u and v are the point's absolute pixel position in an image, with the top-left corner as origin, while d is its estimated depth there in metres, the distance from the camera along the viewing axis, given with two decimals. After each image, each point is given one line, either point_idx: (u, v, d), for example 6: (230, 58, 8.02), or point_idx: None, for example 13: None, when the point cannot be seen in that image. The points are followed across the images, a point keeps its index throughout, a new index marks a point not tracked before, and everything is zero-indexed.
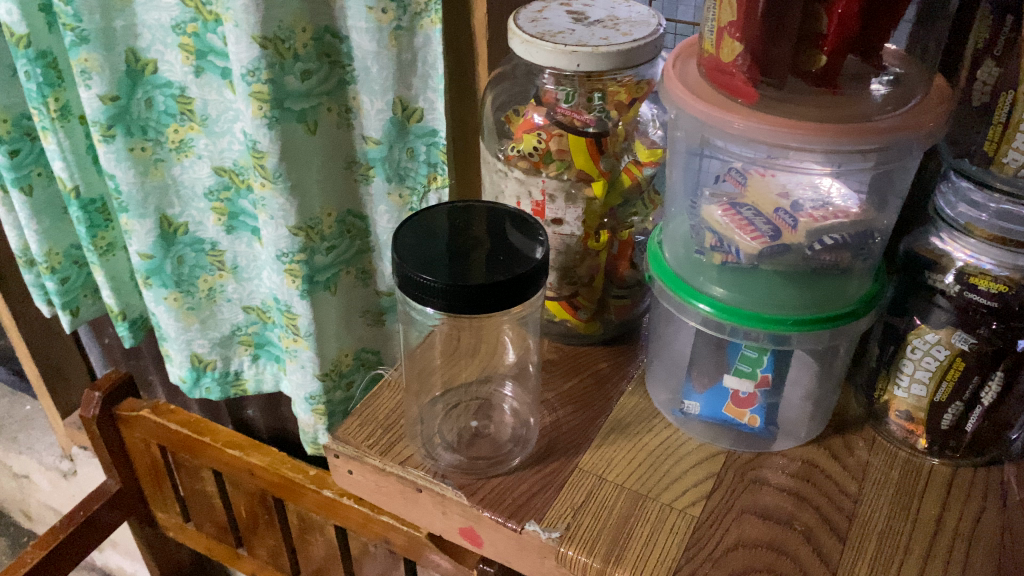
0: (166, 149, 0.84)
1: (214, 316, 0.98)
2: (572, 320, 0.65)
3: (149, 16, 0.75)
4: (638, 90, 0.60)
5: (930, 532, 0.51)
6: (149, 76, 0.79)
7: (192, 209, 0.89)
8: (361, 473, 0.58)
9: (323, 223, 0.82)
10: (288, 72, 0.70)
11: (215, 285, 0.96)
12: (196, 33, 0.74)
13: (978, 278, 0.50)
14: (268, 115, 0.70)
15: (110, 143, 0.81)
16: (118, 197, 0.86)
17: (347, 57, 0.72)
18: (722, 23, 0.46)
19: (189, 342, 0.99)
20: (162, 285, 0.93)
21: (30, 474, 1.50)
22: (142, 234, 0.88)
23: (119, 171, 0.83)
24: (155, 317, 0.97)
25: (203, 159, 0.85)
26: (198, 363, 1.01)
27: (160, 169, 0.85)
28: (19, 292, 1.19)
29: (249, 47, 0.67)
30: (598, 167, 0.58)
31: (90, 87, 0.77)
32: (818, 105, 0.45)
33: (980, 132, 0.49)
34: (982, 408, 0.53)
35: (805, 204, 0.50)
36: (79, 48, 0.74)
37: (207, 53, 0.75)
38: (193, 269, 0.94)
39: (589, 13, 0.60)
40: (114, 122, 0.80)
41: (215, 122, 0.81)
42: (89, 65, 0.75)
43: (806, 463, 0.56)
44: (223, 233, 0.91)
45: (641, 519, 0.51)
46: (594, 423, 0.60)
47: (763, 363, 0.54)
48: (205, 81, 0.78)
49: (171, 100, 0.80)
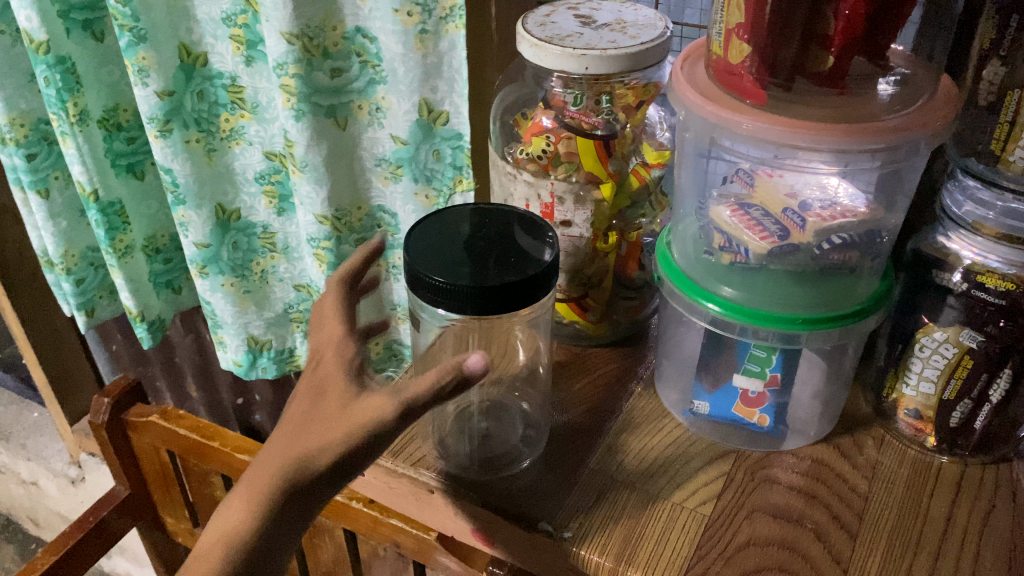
0: (217, 139, 0.90)
1: (268, 296, 1.03)
2: (581, 321, 0.66)
3: (203, 11, 0.81)
4: (645, 93, 0.61)
5: (941, 530, 0.51)
6: (201, 68, 0.85)
7: (244, 194, 0.95)
8: (373, 474, 0.59)
9: (352, 216, 0.87)
10: (317, 69, 0.75)
11: (267, 267, 1.01)
12: (246, 24, 0.80)
13: (985, 276, 0.51)
14: (297, 108, 0.75)
15: (167, 138, 0.85)
16: (175, 190, 0.90)
17: (374, 57, 0.76)
18: (730, 25, 0.47)
19: (246, 325, 1.03)
20: (219, 272, 0.97)
21: (39, 481, 1.51)
22: (198, 225, 0.93)
23: (176, 164, 0.88)
24: (210, 307, 1.01)
25: (254, 145, 0.90)
26: (254, 345, 1.05)
27: (214, 159, 0.91)
28: (29, 298, 1.20)
29: (278, 42, 0.71)
30: (607, 170, 0.59)
31: (147, 85, 0.81)
32: (827, 105, 0.46)
33: (987, 130, 0.49)
34: (991, 406, 0.53)
35: (813, 204, 0.50)
36: (136, 48, 0.78)
37: (256, 43, 0.81)
38: (248, 253, 0.99)
39: (597, 17, 0.61)
40: (172, 117, 0.85)
41: (265, 109, 0.86)
42: (146, 63, 0.80)
43: (815, 461, 0.57)
44: (274, 216, 0.96)
45: (652, 520, 0.52)
46: (605, 423, 0.60)
47: (772, 362, 0.54)
48: (255, 70, 0.83)
49: (222, 91, 0.87)
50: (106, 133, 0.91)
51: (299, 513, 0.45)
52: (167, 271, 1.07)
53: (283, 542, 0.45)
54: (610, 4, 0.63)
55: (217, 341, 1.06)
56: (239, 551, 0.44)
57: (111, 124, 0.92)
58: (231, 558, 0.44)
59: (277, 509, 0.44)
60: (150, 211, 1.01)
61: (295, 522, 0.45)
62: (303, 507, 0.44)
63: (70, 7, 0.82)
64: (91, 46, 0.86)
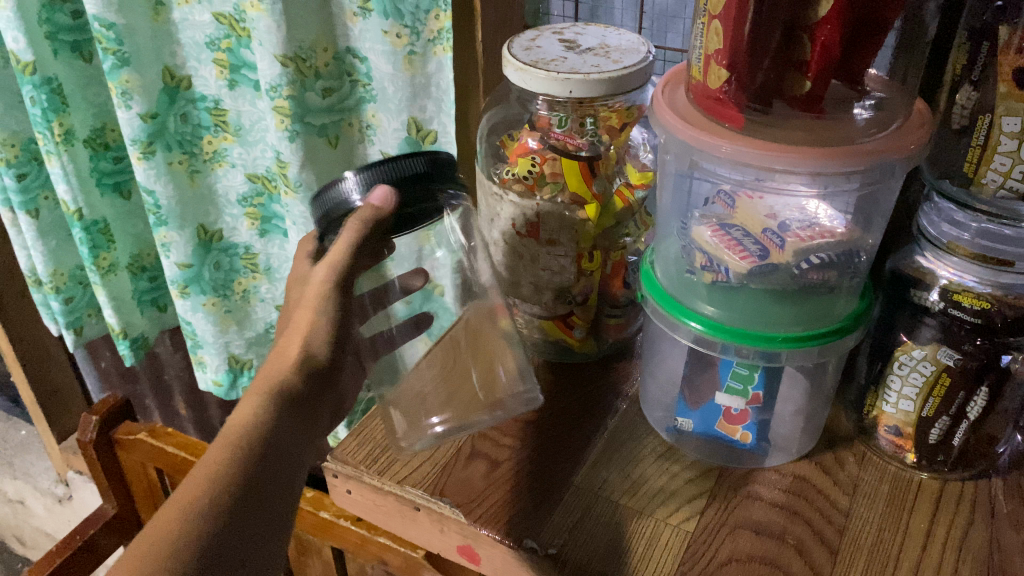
0: (200, 161, 0.91)
1: (249, 316, 1.04)
2: (568, 338, 0.66)
3: (186, 35, 0.82)
4: (628, 115, 0.62)
5: (920, 545, 0.52)
6: (185, 90, 0.86)
7: (227, 216, 0.96)
8: (359, 492, 0.59)
9: None
10: (309, 89, 0.77)
11: (249, 287, 1.01)
12: (229, 48, 0.81)
13: (961, 295, 0.52)
14: (290, 129, 0.77)
15: (150, 161, 0.86)
16: (157, 212, 0.91)
17: (363, 76, 0.77)
18: (709, 52, 0.48)
19: (227, 345, 1.03)
20: (201, 292, 0.98)
21: (24, 500, 1.51)
22: (180, 245, 0.94)
23: (159, 186, 0.88)
24: (191, 327, 1.01)
25: (236, 167, 0.91)
26: (235, 364, 1.05)
27: (197, 180, 0.92)
28: (17, 317, 1.21)
29: (272, 65, 0.73)
30: (592, 190, 0.60)
31: (130, 108, 0.82)
32: (803, 128, 0.47)
33: (960, 153, 0.50)
34: (968, 422, 0.54)
35: (792, 224, 0.51)
36: (119, 71, 0.79)
37: (240, 67, 0.82)
38: (229, 272, 1.00)
39: (581, 41, 0.62)
40: (154, 140, 0.85)
41: (248, 131, 0.87)
42: (129, 86, 0.80)
43: (797, 478, 0.57)
44: (256, 237, 0.97)
45: (637, 536, 0.53)
46: (589, 441, 0.61)
47: (755, 380, 0.55)
48: (238, 93, 0.84)
49: (205, 113, 0.87)
50: (93, 153, 0.92)
51: (300, 417, 0.49)
52: (153, 289, 1.08)
53: (291, 442, 0.48)
54: (594, 28, 0.64)
55: (197, 361, 1.06)
56: (253, 435, 0.46)
57: (98, 143, 0.92)
58: (253, 440, 0.46)
59: (283, 408, 0.48)
60: (136, 230, 1.02)
61: (297, 430, 0.49)
62: (303, 415, 0.50)
63: (58, 29, 0.83)
64: (79, 66, 0.87)
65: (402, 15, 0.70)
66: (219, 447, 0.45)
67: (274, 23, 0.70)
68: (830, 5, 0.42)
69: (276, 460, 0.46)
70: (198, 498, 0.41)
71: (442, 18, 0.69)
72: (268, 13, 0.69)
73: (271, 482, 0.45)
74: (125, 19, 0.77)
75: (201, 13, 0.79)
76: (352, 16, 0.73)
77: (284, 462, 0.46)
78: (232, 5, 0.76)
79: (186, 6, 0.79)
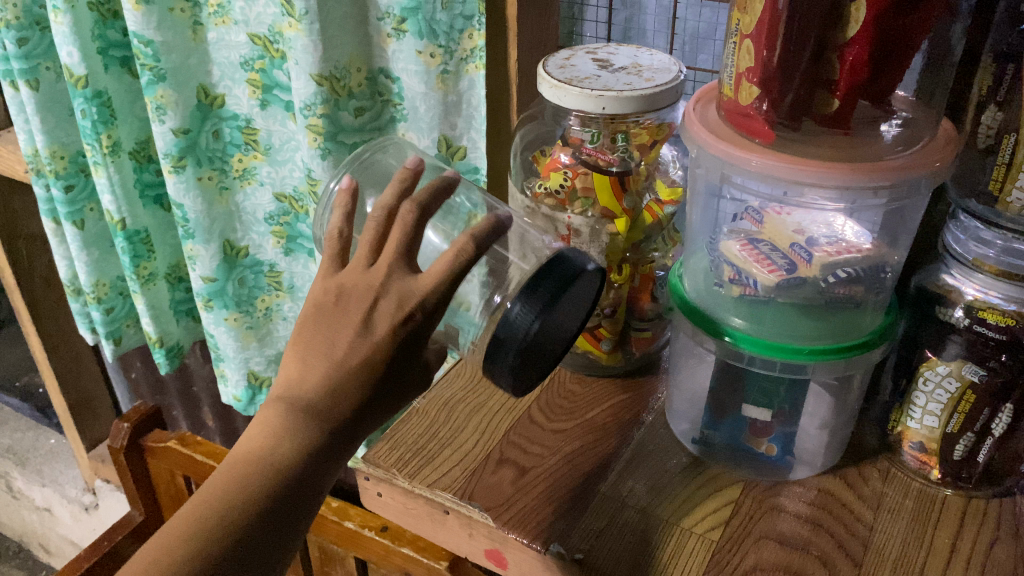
0: (231, 177, 0.93)
1: (271, 334, 1.06)
2: (596, 351, 0.68)
3: (222, 55, 0.85)
4: (660, 133, 0.64)
5: (945, 561, 0.52)
6: (217, 109, 0.89)
7: (252, 233, 0.98)
8: (390, 495, 0.61)
9: (352, 79, 0.78)
10: (343, 108, 0.79)
11: (272, 305, 1.04)
12: (263, 69, 0.83)
13: (986, 311, 0.52)
14: (322, 147, 0.79)
15: (180, 174, 0.89)
16: (185, 224, 0.94)
17: (396, 96, 0.80)
18: (741, 69, 0.50)
19: (247, 360, 1.06)
20: (223, 307, 1.01)
21: (52, 507, 1.55)
22: (206, 259, 0.96)
23: (187, 200, 0.92)
24: (214, 339, 1.04)
25: (265, 186, 0.93)
26: (254, 380, 1.08)
27: (225, 197, 0.94)
28: (51, 324, 1.24)
29: (307, 84, 0.75)
30: (621, 205, 0.61)
31: (163, 122, 0.85)
32: (830, 145, 0.48)
33: (985, 171, 0.51)
34: (993, 439, 0.55)
35: (819, 240, 0.53)
36: (155, 86, 0.83)
37: (273, 88, 0.84)
38: (252, 289, 1.02)
39: (614, 61, 0.64)
40: (185, 154, 0.89)
41: (277, 151, 0.90)
42: (164, 101, 0.84)
43: (822, 491, 0.58)
44: (281, 255, 0.99)
45: (661, 543, 0.53)
46: (616, 450, 0.62)
47: (778, 395, 0.57)
48: (269, 113, 0.86)
49: (237, 132, 0.90)
50: (137, 164, 0.95)
51: (338, 446, 0.49)
52: (189, 299, 1.11)
53: (314, 473, 0.49)
54: (627, 48, 0.66)
55: (220, 374, 1.09)
56: (260, 469, 0.47)
57: (142, 155, 0.96)
58: (262, 480, 0.47)
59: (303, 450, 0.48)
60: (175, 241, 1.05)
61: (335, 452, 0.49)
62: (336, 446, 0.49)
63: (109, 44, 0.87)
64: (127, 81, 0.91)
65: (437, 35, 0.72)
66: (224, 480, 0.47)
67: (311, 43, 0.72)
68: (859, 26, 0.43)
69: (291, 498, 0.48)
70: (188, 555, 0.45)
71: (476, 37, 0.71)
72: (305, 33, 0.72)
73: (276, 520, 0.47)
74: (163, 36, 0.81)
75: (237, 34, 0.82)
76: (386, 37, 0.76)
77: (298, 500, 0.48)
78: (267, 27, 0.79)
79: (222, 26, 0.82)
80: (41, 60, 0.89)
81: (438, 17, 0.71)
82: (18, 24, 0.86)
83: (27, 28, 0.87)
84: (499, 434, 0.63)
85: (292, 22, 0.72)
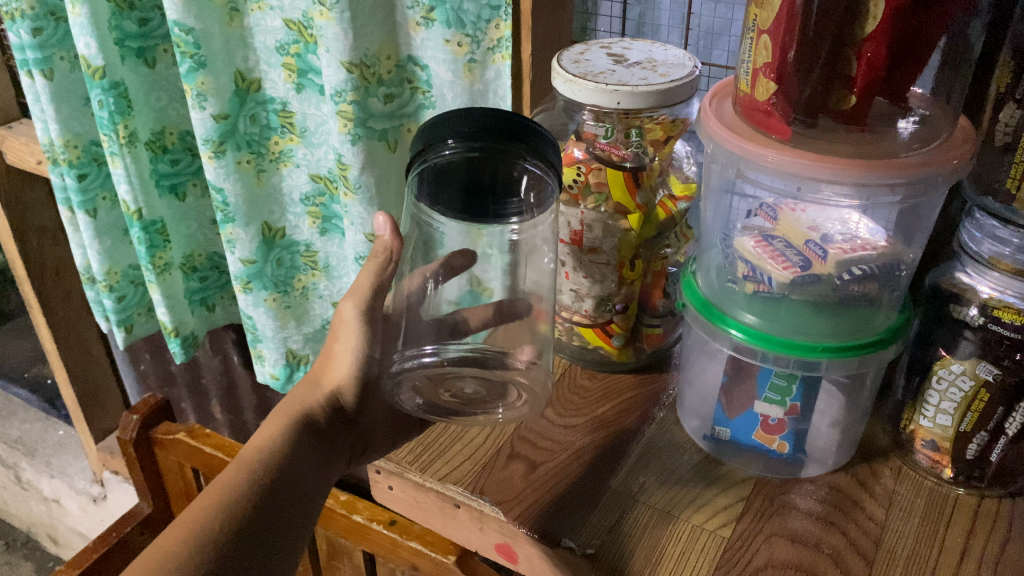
0: (267, 161, 0.94)
1: (307, 312, 1.06)
2: (607, 346, 0.68)
3: (258, 40, 0.85)
4: (672, 128, 0.63)
5: (957, 560, 0.52)
6: (254, 93, 0.89)
7: (290, 214, 0.98)
8: (400, 488, 0.61)
9: (380, 65, 0.78)
10: (373, 95, 0.79)
11: (308, 284, 1.04)
12: (298, 53, 0.84)
13: (1001, 310, 0.52)
14: (353, 132, 0.80)
15: (220, 159, 0.89)
16: (225, 209, 0.94)
17: (424, 84, 0.80)
18: (757, 65, 0.49)
19: (285, 339, 1.06)
20: (263, 287, 1.01)
21: (60, 498, 1.56)
22: (246, 242, 0.97)
23: (227, 184, 0.91)
24: (251, 321, 1.04)
25: (301, 167, 0.94)
26: (292, 359, 1.08)
27: (263, 180, 0.95)
28: (62, 315, 1.25)
29: (337, 71, 0.76)
30: (634, 201, 0.62)
31: (204, 108, 0.85)
32: (847, 142, 0.48)
33: (1004, 170, 0.51)
34: (1007, 438, 0.54)
35: (834, 237, 0.52)
36: (195, 73, 0.83)
37: (307, 72, 0.85)
38: (290, 270, 1.02)
39: (629, 56, 0.64)
40: (225, 139, 0.88)
41: (313, 133, 0.90)
42: (205, 88, 0.84)
43: (833, 489, 0.58)
44: (317, 235, 1.00)
45: (673, 538, 0.53)
46: (629, 446, 0.62)
47: (792, 392, 0.56)
48: (305, 97, 0.87)
49: (274, 115, 0.90)
50: (152, 155, 0.95)
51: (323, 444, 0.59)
52: (202, 290, 1.11)
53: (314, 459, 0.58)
54: (642, 43, 0.66)
55: (256, 354, 1.09)
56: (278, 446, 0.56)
57: (157, 146, 0.96)
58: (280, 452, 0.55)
59: (272, 469, 0.54)
60: (188, 232, 1.05)
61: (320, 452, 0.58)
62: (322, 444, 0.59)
63: (126, 36, 0.87)
64: (143, 72, 0.90)
65: (463, 24, 0.73)
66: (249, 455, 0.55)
67: (340, 32, 0.73)
68: (877, 22, 0.43)
69: (267, 527, 0.52)
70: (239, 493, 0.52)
71: (502, 27, 0.72)
72: (336, 21, 0.72)
73: (254, 551, 0.51)
74: (202, 24, 0.81)
75: (272, 19, 0.82)
76: (414, 26, 0.76)
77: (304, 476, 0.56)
78: (301, 12, 0.80)
79: (258, 11, 0.82)
80: (55, 50, 0.90)
81: (464, 7, 0.71)
82: (33, 14, 0.86)
83: (42, 17, 0.87)
84: (509, 429, 0.63)
85: (323, 11, 0.72)
